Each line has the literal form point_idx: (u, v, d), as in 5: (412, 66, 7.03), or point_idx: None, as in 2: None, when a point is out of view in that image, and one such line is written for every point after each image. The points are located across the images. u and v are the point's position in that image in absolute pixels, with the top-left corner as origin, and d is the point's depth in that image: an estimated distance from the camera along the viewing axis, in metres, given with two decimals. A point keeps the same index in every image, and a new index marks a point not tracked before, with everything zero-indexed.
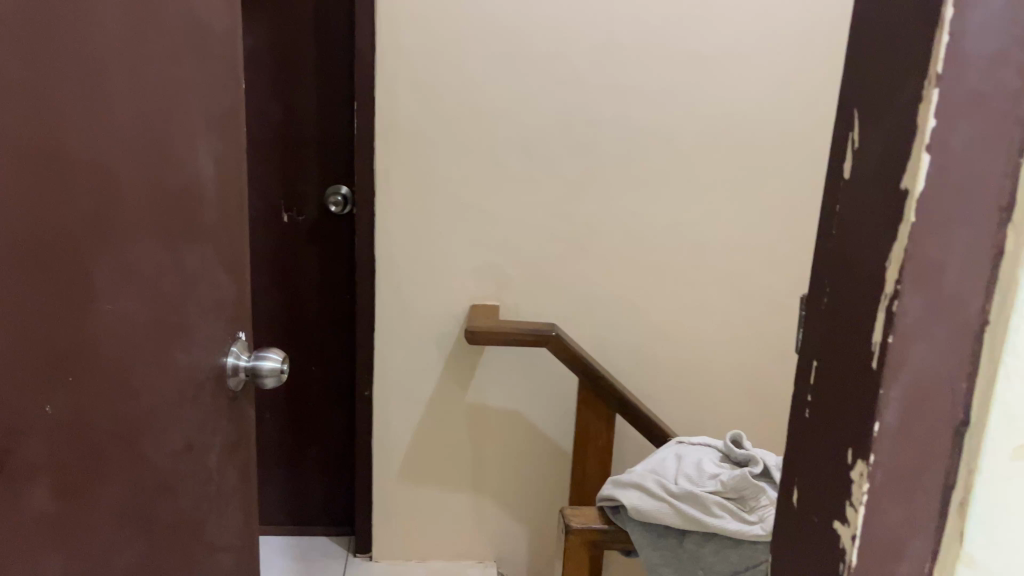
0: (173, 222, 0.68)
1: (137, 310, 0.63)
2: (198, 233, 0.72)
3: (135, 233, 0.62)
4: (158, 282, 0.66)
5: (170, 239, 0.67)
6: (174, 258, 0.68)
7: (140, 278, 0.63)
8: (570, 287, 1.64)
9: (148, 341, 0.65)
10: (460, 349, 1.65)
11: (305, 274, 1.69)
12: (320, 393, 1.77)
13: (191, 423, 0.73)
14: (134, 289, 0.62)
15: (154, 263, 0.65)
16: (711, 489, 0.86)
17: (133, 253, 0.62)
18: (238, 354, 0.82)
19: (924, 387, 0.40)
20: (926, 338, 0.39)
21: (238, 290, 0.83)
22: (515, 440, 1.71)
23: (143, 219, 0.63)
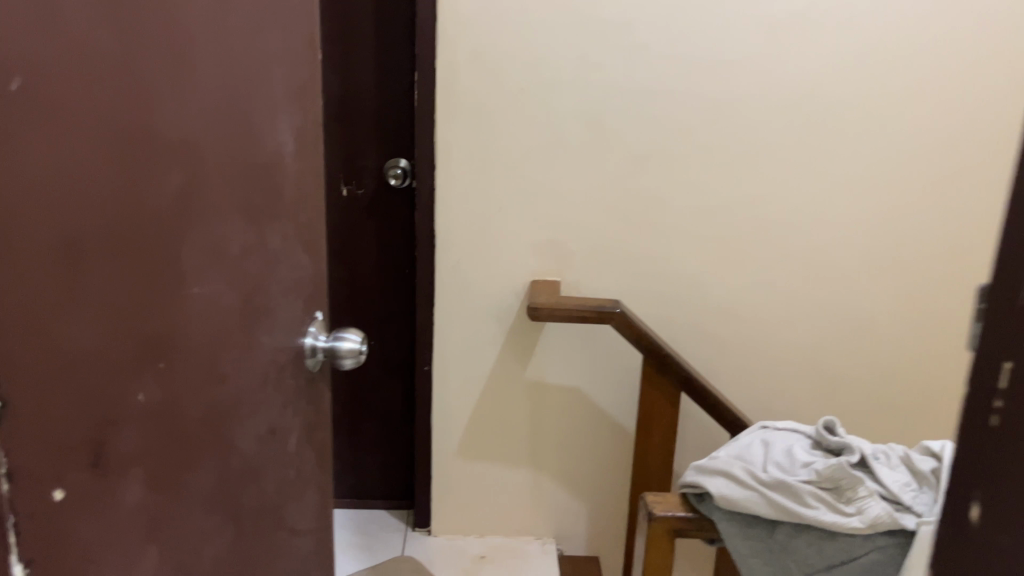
0: (256, 200, 0.65)
1: (225, 292, 0.61)
2: (280, 210, 0.70)
3: (221, 212, 0.59)
4: (244, 262, 0.63)
5: (254, 218, 0.65)
6: (258, 237, 0.66)
7: (228, 260, 0.61)
8: (635, 262, 1.59)
9: (235, 324, 0.63)
10: (521, 326, 1.62)
11: (363, 248, 1.67)
12: (378, 368, 1.76)
13: (275, 407, 0.71)
14: (221, 271, 0.60)
15: (241, 243, 0.63)
16: (804, 478, 0.82)
17: (220, 232, 0.59)
18: (316, 334, 0.80)
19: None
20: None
21: (316, 268, 0.81)
22: (575, 418, 1.68)
23: (229, 198, 0.61)
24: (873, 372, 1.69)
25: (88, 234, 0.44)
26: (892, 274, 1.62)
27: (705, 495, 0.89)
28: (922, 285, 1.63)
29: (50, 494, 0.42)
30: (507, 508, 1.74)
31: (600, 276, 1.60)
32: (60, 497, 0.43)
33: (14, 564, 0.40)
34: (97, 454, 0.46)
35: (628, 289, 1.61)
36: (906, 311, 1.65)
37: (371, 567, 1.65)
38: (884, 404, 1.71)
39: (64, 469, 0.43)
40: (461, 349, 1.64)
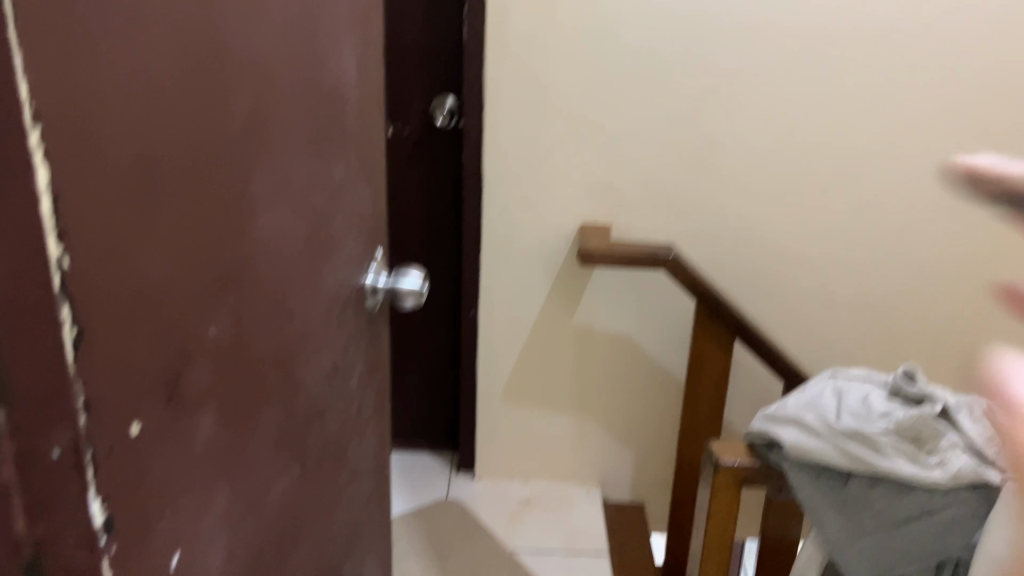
0: (321, 128, 0.62)
1: (291, 225, 0.58)
2: (344, 140, 0.67)
3: (288, 139, 0.56)
4: (311, 194, 0.61)
5: (319, 147, 0.62)
6: (323, 168, 0.63)
7: (295, 191, 0.58)
8: (689, 206, 1.54)
9: (301, 258, 0.60)
10: (569, 271, 1.59)
11: (409, 190, 1.64)
12: (423, 311, 1.74)
13: (339, 346, 0.69)
14: (288, 201, 0.57)
15: (307, 172, 0.60)
16: (883, 428, 0.79)
17: (287, 160, 0.56)
18: (376, 274, 0.78)
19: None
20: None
21: (376, 205, 0.78)
22: (622, 365, 1.65)
23: (296, 125, 0.57)
24: (938, 324, 1.62)
25: (162, 155, 0.41)
26: (966, 220, 1.53)
27: (774, 444, 0.86)
28: (995, 233, 1.55)
29: (126, 427, 0.40)
30: (552, 453, 1.73)
31: (651, 220, 1.55)
32: (136, 432, 0.41)
33: (91, 500, 0.38)
34: (172, 387, 0.44)
35: (681, 233, 1.56)
36: (976, 261, 1.57)
37: (416, 509, 1.66)
38: (948, 357, 1.64)
39: (140, 403, 0.41)
40: (508, 294, 1.61)
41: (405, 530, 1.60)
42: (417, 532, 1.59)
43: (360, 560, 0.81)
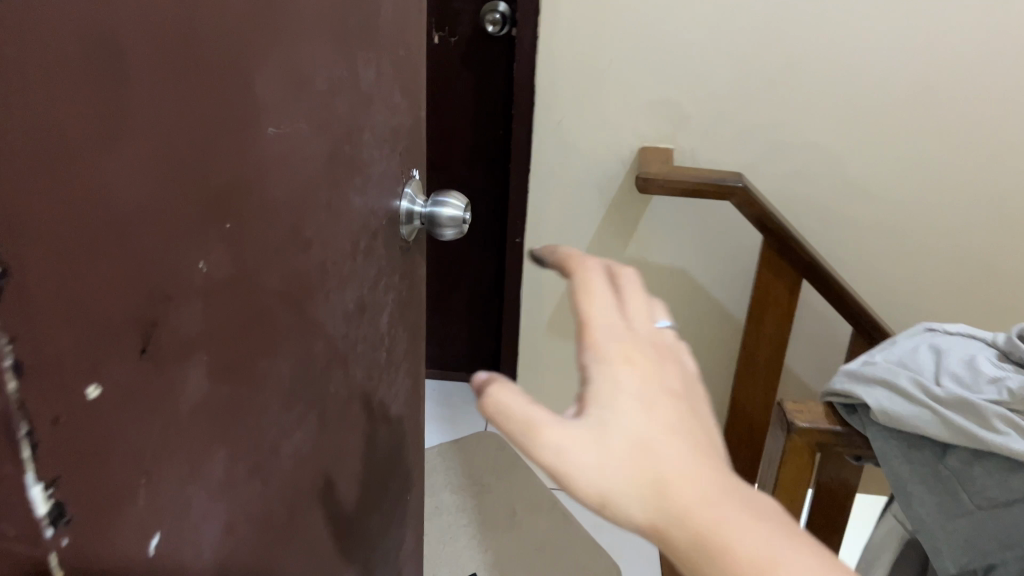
0: (346, 19, 0.51)
1: (308, 139, 0.48)
2: (375, 38, 0.56)
3: (307, 31, 0.46)
4: (334, 101, 0.50)
5: (345, 43, 0.51)
6: (349, 70, 0.52)
7: (313, 96, 0.48)
8: (761, 131, 1.40)
9: (320, 179, 0.50)
10: (625, 198, 1.47)
11: (456, 104, 1.52)
12: (467, 236, 1.65)
13: (365, 281, 0.60)
14: (305, 109, 0.47)
15: (328, 74, 0.49)
16: (992, 398, 0.68)
17: (304, 56, 0.46)
18: (413, 198, 0.67)
19: (692, 434, 0.41)
20: (667, 396, 0.43)
21: (414, 117, 0.67)
22: (677, 300, 1.55)
23: (316, 14, 0.47)
24: None
25: (131, 37, 0.31)
26: None
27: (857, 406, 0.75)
28: None
29: (80, 391, 0.31)
30: None
31: (716, 145, 1.42)
32: (96, 396, 0.32)
33: (32, 486, 0.30)
34: (147, 336, 0.35)
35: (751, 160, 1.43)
36: None
37: (454, 439, 1.60)
38: None
39: (101, 360, 0.32)
40: (557, 220, 1.51)
41: (442, 460, 1.54)
42: (454, 462, 1.54)
43: (390, 512, 0.74)
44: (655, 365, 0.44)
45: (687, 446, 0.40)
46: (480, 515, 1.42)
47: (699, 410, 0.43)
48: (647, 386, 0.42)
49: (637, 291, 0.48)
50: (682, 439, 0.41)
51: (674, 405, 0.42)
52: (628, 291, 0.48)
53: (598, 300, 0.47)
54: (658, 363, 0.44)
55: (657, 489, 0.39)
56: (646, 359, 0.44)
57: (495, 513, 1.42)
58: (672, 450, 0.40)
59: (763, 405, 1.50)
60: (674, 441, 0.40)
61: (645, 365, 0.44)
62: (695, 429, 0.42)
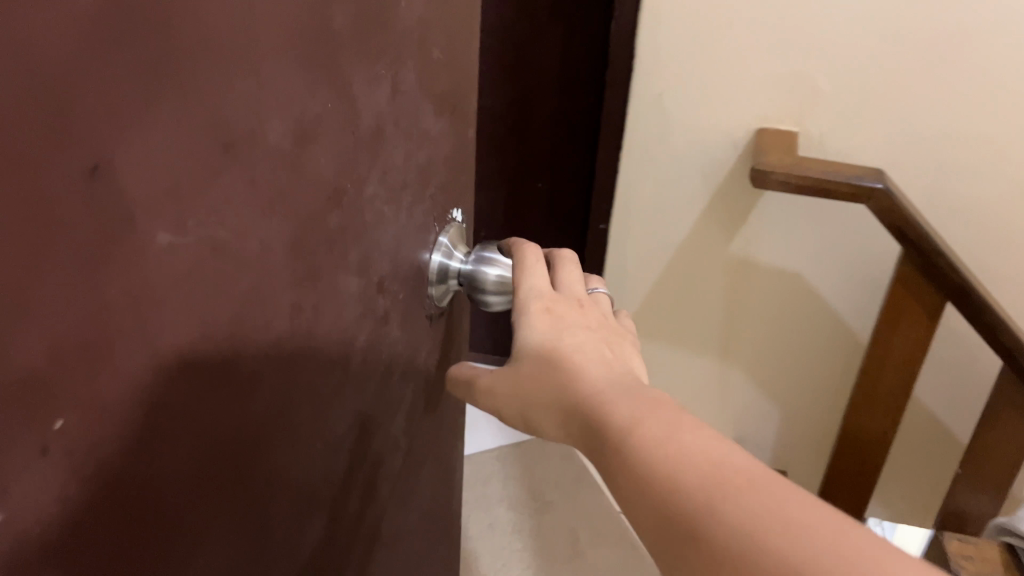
0: (323, 25, 0.32)
1: (242, 232, 0.29)
2: (385, 45, 0.37)
3: (232, 58, 0.27)
4: (300, 156, 0.32)
5: (319, 66, 0.32)
6: (331, 105, 0.33)
7: (250, 164, 0.29)
8: (909, 117, 1.14)
9: (269, 285, 0.32)
10: (733, 187, 1.25)
11: (541, 65, 1.31)
12: (545, 215, 1.45)
13: (366, 386, 0.43)
14: (234, 189, 0.28)
15: (285, 117, 0.30)
16: None
17: (227, 101, 0.27)
18: (450, 250, 0.50)
19: (597, 349, 0.42)
20: (580, 328, 0.44)
21: (456, 141, 0.48)
22: (785, 308, 1.33)
23: (251, 28, 0.27)
24: None
25: None
26: None
27: None
28: None
29: None
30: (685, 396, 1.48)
31: (849, 134, 1.17)
32: None
33: None
34: None
35: (892, 153, 1.17)
36: None
37: (518, 442, 1.45)
38: None
39: None
40: (651, 207, 1.30)
41: (502, 466, 1.40)
42: (515, 470, 1.39)
43: None
44: (575, 305, 0.46)
45: (589, 355, 0.41)
46: (539, 537, 1.27)
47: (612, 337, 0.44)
48: (558, 324, 0.44)
49: (574, 261, 0.50)
50: (581, 349, 0.42)
51: (588, 333, 0.43)
52: (569, 266, 0.50)
53: (531, 265, 0.48)
54: (580, 311, 0.46)
55: (555, 395, 0.40)
56: (571, 306, 0.46)
57: (555, 537, 1.27)
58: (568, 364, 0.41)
59: (878, 439, 1.28)
60: (572, 351, 0.41)
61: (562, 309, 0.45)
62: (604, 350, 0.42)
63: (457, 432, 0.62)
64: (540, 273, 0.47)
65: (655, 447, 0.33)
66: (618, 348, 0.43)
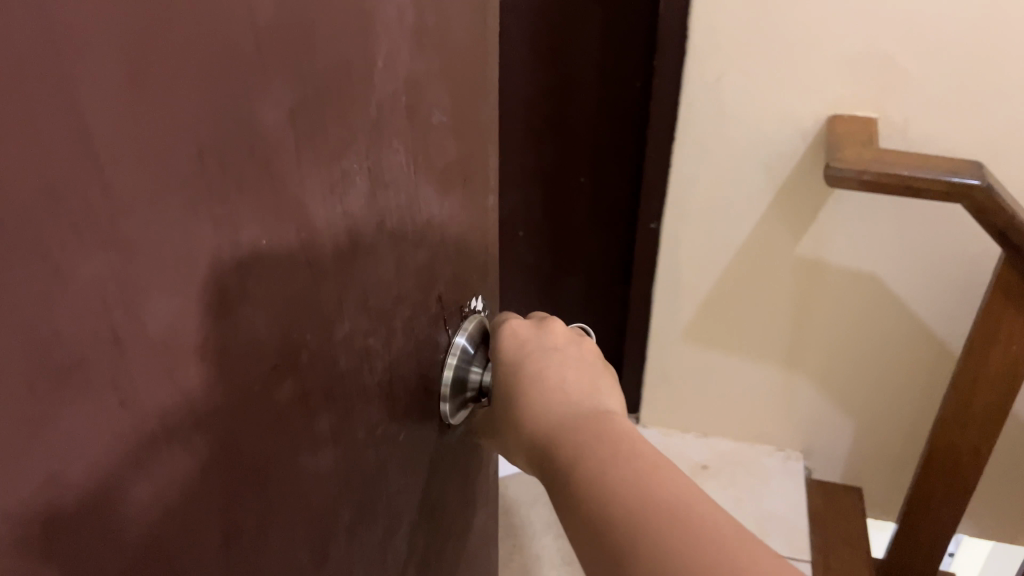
0: (247, 146, 0.24)
1: (109, 466, 0.22)
2: (328, 134, 0.27)
3: (67, 249, 0.19)
4: (180, 343, 0.23)
5: (239, 203, 0.24)
6: (267, 241, 0.26)
7: (114, 376, 0.21)
8: (1011, 100, 0.98)
9: (169, 510, 0.24)
10: (800, 186, 1.11)
11: (581, 52, 1.18)
12: (588, 215, 1.33)
13: (355, 568, 0.36)
14: (90, 417, 0.21)
15: (178, 290, 0.23)
16: None
17: (64, 309, 0.19)
18: (465, 354, 0.43)
19: (567, 391, 0.39)
20: (554, 361, 0.41)
21: (471, 212, 0.41)
22: (861, 312, 1.20)
23: (106, 198, 0.20)
24: None
25: None
26: None
27: None
28: None
29: None
30: (747, 408, 1.37)
31: (937, 125, 1.02)
32: None
33: None
34: None
35: (991, 144, 1.02)
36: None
37: None
38: None
39: None
40: (708, 206, 1.17)
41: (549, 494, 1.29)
42: None
43: None
44: (549, 327, 0.43)
45: (558, 395, 0.39)
46: None
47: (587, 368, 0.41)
48: (530, 367, 0.41)
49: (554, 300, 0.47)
50: (549, 373, 0.40)
51: (564, 369, 0.41)
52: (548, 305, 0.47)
53: (510, 314, 0.45)
54: (557, 343, 0.43)
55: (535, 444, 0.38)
56: (547, 341, 0.43)
57: None
58: (542, 411, 0.39)
59: (970, 456, 1.15)
60: (548, 397, 0.39)
61: (536, 345, 0.42)
62: (576, 386, 0.39)
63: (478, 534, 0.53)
64: (516, 317, 0.44)
65: (604, 495, 0.33)
66: (594, 381, 0.40)
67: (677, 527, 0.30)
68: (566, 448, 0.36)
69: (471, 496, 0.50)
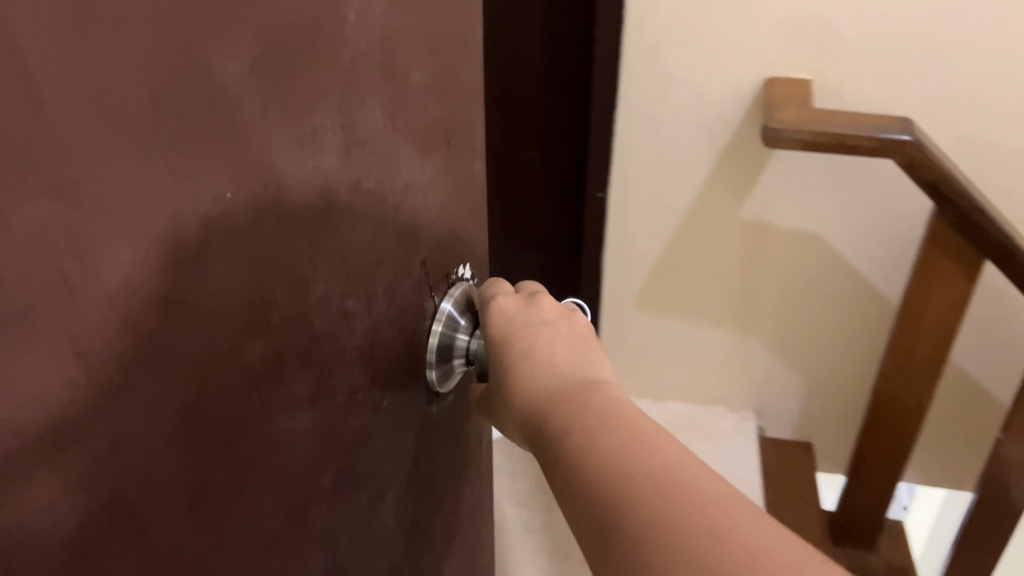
0: (205, 94, 0.23)
1: (69, 413, 0.21)
2: (297, 85, 0.26)
3: (9, 188, 0.18)
4: (141, 293, 0.22)
5: (200, 153, 0.23)
6: (233, 194, 0.25)
7: (66, 323, 0.20)
8: (947, 59, 1.01)
9: (138, 462, 0.23)
10: (742, 148, 1.12)
11: (524, 23, 1.16)
12: (537, 188, 1.33)
13: (340, 536, 0.35)
14: (42, 366, 0.20)
15: (135, 241, 0.22)
16: None
17: (11, 256, 0.18)
18: (450, 320, 0.42)
19: (561, 372, 0.37)
20: (544, 340, 0.39)
21: (453, 176, 0.40)
22: (805, 272, 1.22)
23: (47, 138, 0.19)
24: None
25: None
26: None
27: None
28: None
29: None
30: (701, 372, 1.39)
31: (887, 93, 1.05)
32: None
33: None
34: None
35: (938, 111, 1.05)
36: None
37: None
38: None
39: None
40: (654, 173, 1.18)
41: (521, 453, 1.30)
42: (522, 466, 1.29)
43: None
44: (536, 302, 0.42)
45: (552, 378, 0.37)
46: (551, 536, 1.18)
47: (580, 347, 0.39)
48: (522, 351, 0.39)
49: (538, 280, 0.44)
50: (540, 354, 0.38)
51: (557, 349, 0.38)
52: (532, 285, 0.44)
53: (496, 297, 0.42)
54: (546, 320, 0.40)
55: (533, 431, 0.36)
56: (536, 320, 0.40)
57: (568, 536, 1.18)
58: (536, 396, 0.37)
59: (912, 406, 1.19)
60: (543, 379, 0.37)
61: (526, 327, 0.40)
62: (571, 368, 0.37)
63: (463, 507, 0.52)
64: (503, 301, 0.42)
65: (611, 482, 0.31)
66: (588, 359, 0.38)
67: (684, 516, 0.29)
68: (558, 424, 0.34)
69: (458, 468, 0.50)
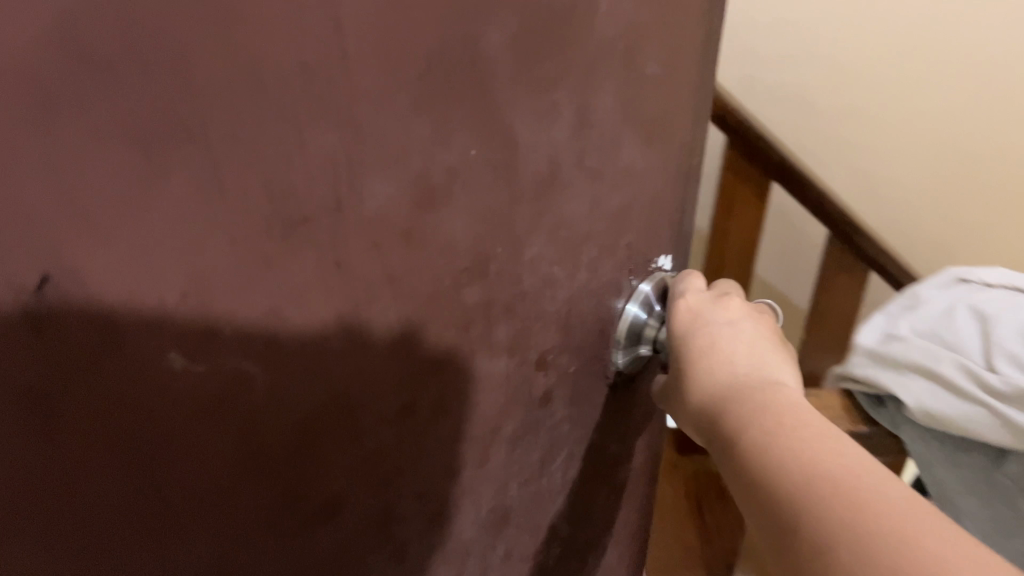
0: (468, 58, 0.24)
1: (321, 309, 0.23)
2: (551, 61, 0.27)
3: (312, 115, 0.21)
4: (388, 219, 0.24)
5: (455, 110, 0.24)
6: (477, 152, 0.26)
7: (330, 230, 0.23)
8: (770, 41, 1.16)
9: (362, 368, 0.26)
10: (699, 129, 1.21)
11: None
12: None
13: (513, 479, 0.36)
14: (309, 268, 0.22)
15: (394, 175, 0.24)
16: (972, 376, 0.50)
17: (300, 171, 0.21)
18: (642, 305, 0.42)
19: (735, 366, 0.35)
20: (724, 333, 0.37)
21: (670, 172, 0.40)
22: None
23: (344, 76, 0.21)
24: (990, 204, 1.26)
25: None
26: None
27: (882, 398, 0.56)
28: None
29: None
30: None
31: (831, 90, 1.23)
32: None
33: None
34: None
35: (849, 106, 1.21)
36: None
37: None
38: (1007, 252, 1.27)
39: None
40: None
41: None
42: None
43: None
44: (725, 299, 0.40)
45: (727, 370, 0.35)
46: None
47: (769, 349, 0.36)
48: (700, 340, 0.38)
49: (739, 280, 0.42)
50: (719, 347, 0.37)
51: (739, 344, 0.37)
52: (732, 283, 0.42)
53: (687, 287, 0.41)
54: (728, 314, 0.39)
55: (703, 418, 0.35)
56: (717, 312, 0.39)
57: None
58: (708, 384, 0.35)
59: None
60: (717, 369, 0.36)
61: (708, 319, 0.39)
62: (751, 362, 0.35)
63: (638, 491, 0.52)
64: (689, 288, 0.41)
65: (802, 470, 0.28)
66: (772, 359, 0.36)
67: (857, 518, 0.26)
68: (735, 417, 0.33)
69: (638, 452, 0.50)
